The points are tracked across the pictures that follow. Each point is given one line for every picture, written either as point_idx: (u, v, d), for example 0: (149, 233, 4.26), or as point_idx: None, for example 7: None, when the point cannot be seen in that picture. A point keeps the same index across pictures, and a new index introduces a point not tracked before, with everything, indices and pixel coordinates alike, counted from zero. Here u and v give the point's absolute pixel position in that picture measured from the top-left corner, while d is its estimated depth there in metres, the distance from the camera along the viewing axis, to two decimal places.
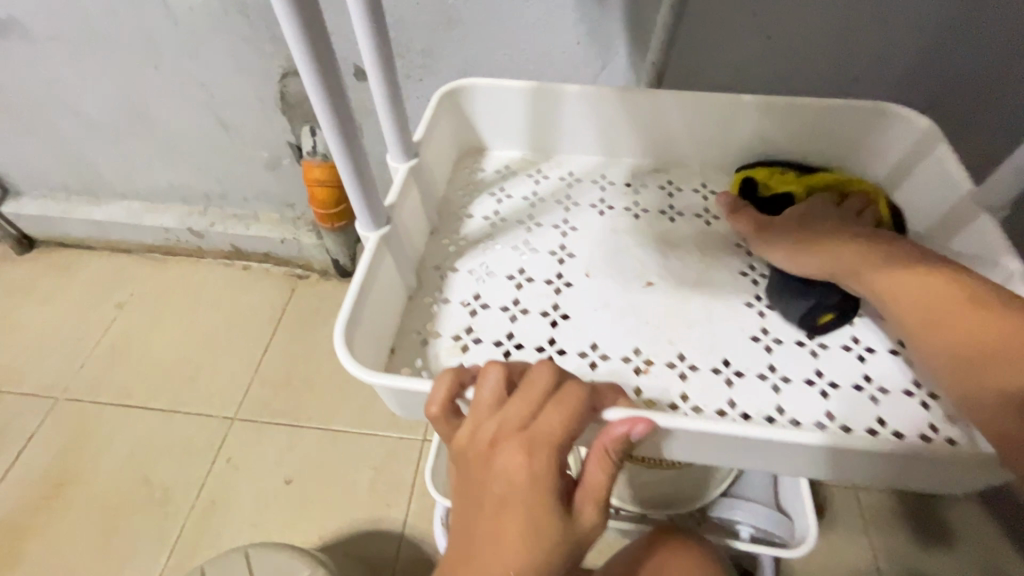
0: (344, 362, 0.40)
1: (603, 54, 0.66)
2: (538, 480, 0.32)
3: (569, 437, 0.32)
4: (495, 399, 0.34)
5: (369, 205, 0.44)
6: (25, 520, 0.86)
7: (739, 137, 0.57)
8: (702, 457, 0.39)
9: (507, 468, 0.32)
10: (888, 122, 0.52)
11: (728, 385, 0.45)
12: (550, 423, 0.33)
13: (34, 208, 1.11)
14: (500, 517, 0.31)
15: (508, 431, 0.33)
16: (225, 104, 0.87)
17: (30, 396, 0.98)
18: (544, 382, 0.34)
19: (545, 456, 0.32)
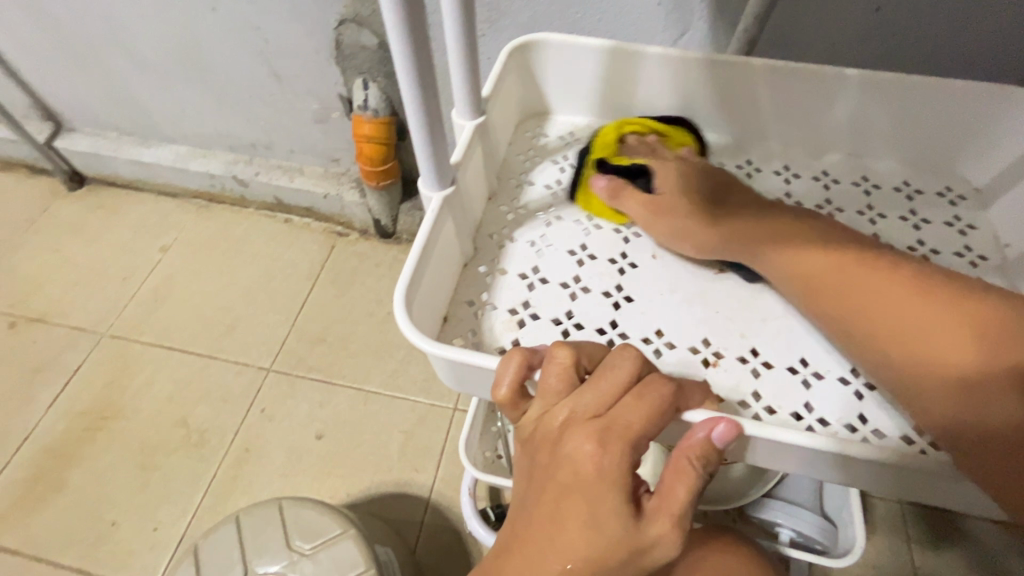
0: (403, 329, 0.38)
1: (684, 19, 0.60)
2: (610, 477, 0.27)
3: (646, 436, 0.29)
4: (565, 385, 0.31)
5: (436, 164, 0.41)
6: (69, 448, 0.89)
7: (835, 117, 0.52)
8: (778, 463, 0.36)
9: (575, 459, 0.28)
10: (1015, 111, 0.47)
11: (805, 387, 0.42)
12: (627, 414, 0.29)
13: (85, 146, 1.12)
14: (563, 512, 0.28)
15: (579, 419, 0.29)
16: (278, 51, 0.85)
17: (77, 330, 1.00)
18: (623, 372, 0.31)
19: (619, 449, 0.28)
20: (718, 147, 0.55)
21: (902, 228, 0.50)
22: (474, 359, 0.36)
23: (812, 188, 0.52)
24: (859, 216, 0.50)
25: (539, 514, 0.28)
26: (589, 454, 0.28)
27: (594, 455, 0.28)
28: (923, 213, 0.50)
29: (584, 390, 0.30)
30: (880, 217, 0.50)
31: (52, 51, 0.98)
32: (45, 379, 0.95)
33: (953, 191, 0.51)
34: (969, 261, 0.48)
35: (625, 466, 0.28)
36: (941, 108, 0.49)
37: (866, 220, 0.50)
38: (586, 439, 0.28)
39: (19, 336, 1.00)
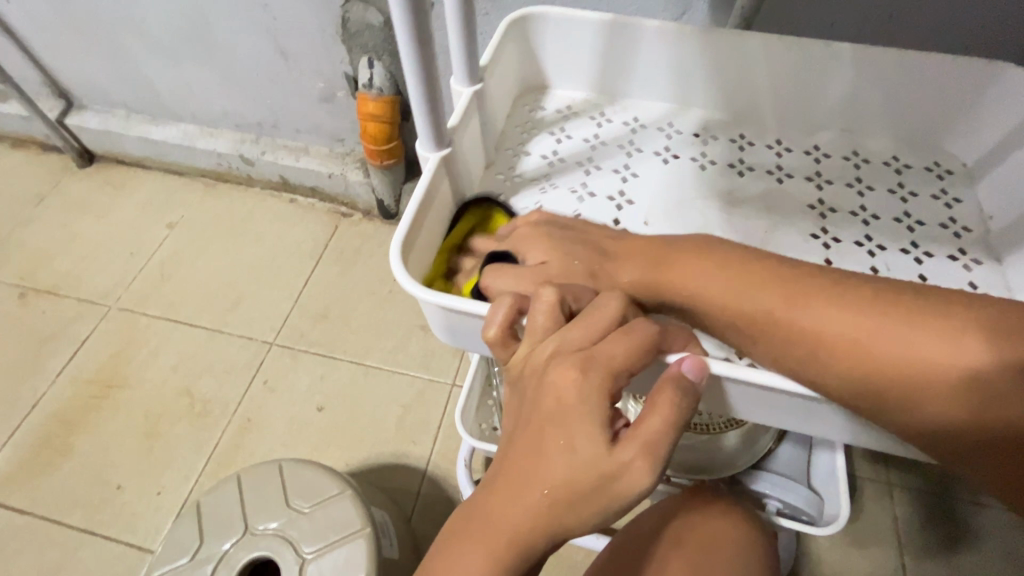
0: (398, 278, 0.39)
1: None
2: (589, 402, 0.29)
3: (628, 369, 0.31)
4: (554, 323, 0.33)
5: (433, 126, 0.42)
6: (76, 415, 0.91)
7: (828, 93, 0.53)
8: (758, 410, 0.38)
9: (558, 386, 0.30)
10: (1003, 86, 0.48)
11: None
12: (610, 348, 0.31)
13: (96, 123, 1.14)
14: (546, 435, 0.29)
15: (562, 352, 0.31)
16: (285, 29, 0.86)
17: (85, 302, 1.02)
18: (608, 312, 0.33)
19: (600, 377, 0.30)
20: (713, 122, 0.57)
21: (889, 200, 0.51)
22: (467, 306, 0.37)
23: (803, 162, 0.54)
24: (848, 188, 0.52)
25: (524, 438, 0.30)
26: (570, 382, 0.30)
27: (576, 381, 0.30)
28: (910, 186, 0.51)
29: (571, 326, 0.32)
30: (868, 190, 0.51)
31: (64, 27, 1.00)
32: (54, 348, 0.97)
33: (941, 166, 0.52)
34: (953, 232, 0.49)
35: (605, 394, 0.30)
36: (931, 83, 0.50)
37: (854, 192, 0.51)
38: (569, 367, 0.30)
39: (29, 307, 1.02)
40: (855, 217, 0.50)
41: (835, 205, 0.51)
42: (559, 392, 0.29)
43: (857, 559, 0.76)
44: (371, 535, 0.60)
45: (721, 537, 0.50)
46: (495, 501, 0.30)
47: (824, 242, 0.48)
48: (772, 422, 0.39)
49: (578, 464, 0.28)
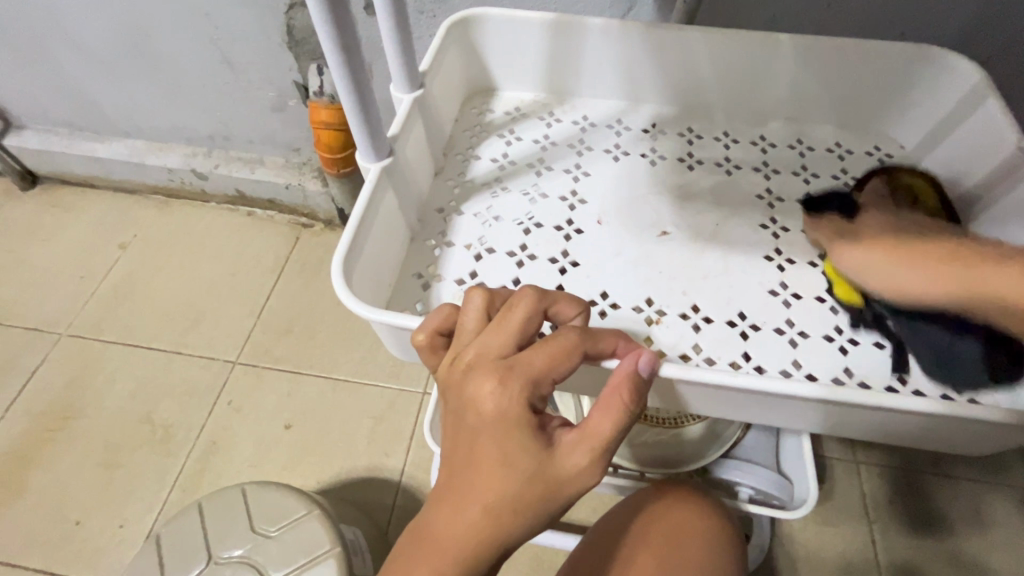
0: (343, 296, 0.38)
1: None
2: (506, 415, 0.26)
3: (551, 379, 0.27)
4: (475, 327, 0.29)
5: (371, 134, 0.41)
6: (29, 450, 0.87)
7: (771, 83, 0.53)
8: (709, 403, 0.38)
9: (475, 402, 0.26)
10: (933, 71, 0.49)
11: (743, 339, 0.44)
12: (528, 353, 0.27)
13: (37, 143, 1.09)
14: (469, 458, 0.26)
15: (481, 361, 0.27)
16: (229, 38, 0.83)
17: (34, 331, 0.98)
18: (534, 307, 0.29)
19: (520, 389, 0.26)
20: (663, 117, 0.57)
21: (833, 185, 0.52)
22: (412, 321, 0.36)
23: (750, 153, 0.54)
24: (794, 176, 0.52)
25: (451, 459, 0.26)
26: (485, 398, 0.26)
27: (493, 394, 0.26)
28: (854, 171, 0.52)
29: (489, 332, 0.28)
30: (813, 177, 0.52)
31: None
32: (3, 381, 0.93)
33: (882, 150, 0.54)
34: None
35: (525, 403, 0.26)
36: (868, 71, 0.51)
37: (801, 180, 0.52)
38: (486, 380, 0.27)
39: None
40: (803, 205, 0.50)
41: (783, 194, 0.51)
42: (475, 408, 0.26)
43: (829, 538, 0.78)
44: (341, 554, 0.58)
45: (696, 538, 0.49)
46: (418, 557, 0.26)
47: (773, 231, 0.48)
48: (724, 413, 0.40)
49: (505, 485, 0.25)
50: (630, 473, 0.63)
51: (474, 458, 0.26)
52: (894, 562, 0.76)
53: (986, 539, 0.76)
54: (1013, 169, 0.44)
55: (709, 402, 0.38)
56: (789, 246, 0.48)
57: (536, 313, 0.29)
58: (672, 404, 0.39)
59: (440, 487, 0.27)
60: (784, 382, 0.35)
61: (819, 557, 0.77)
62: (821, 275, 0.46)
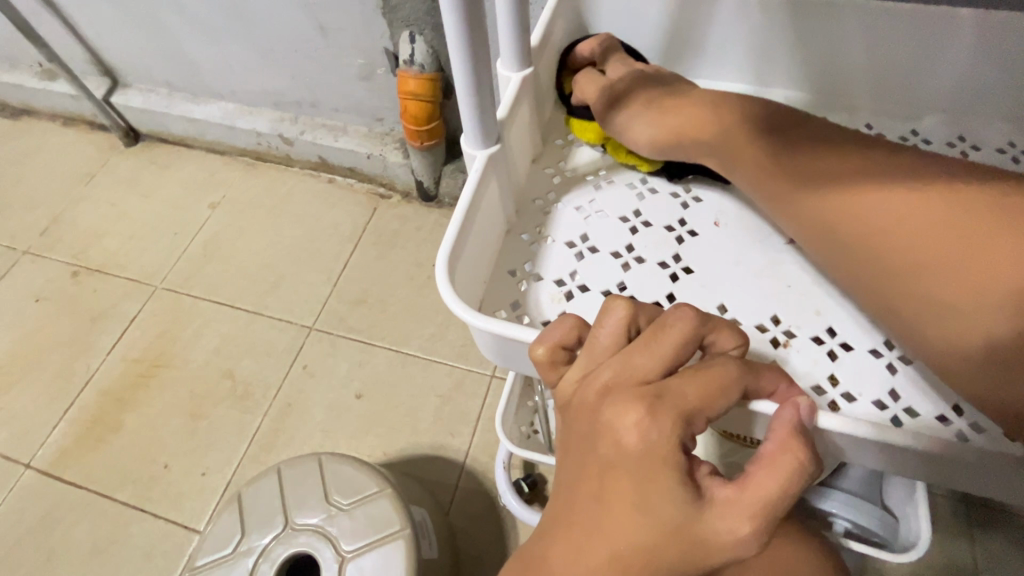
0: (445, 297, 0.35)
1: None
2: (651, 452, 0.22)
3: (704, 416, 0.24)
4: (613, 346, 0.26)
5: (480, 118, 0.37)
6: (126, 392, 0.93)
7: (936, 70, 0.44)
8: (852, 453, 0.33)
9: (615, 432, 0.23)
10: None
11: (890, 373, 0.38)
12: (680, 382, 0.24)
13: (140, 101, 1.14)
14: (601, 494, 0.23)
15: (625, 384, 0.24)
16: (325, 3, 0.82)
17: (132, 281, 1.04)
18: (690, 331, 0.25)
19: (670, 424, 0.23)
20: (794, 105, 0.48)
21: None
22: (519, 333, 0.33)
23: None
24: None
25: (578, 491, 0.23)
26: (626, 427, 0.23)
27: (638, 426, 0.23)
28: None
29: (635, 352, 0.25)
30: None
31: (108, 5, 0.98)
32: (104, 326, 1.00)
33: None
34: None
35: (673, 438, 0.23)
36: None
37: None
38: (628, 408, 0.23)
39: (81, 285, 1.05)
40: None
41: None
42: (617, 439, 0.22)
43: None
44: (410, 536, 0.58)
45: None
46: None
47: None
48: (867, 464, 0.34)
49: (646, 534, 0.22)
50: None
51: (606, 495, 0.22)
52: None
53: None
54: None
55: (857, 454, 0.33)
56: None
57: (692, 339, 0.25)
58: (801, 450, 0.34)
59: (561, 519, 0.24)
60: (959, 444, 0.30)
61: None
62: None
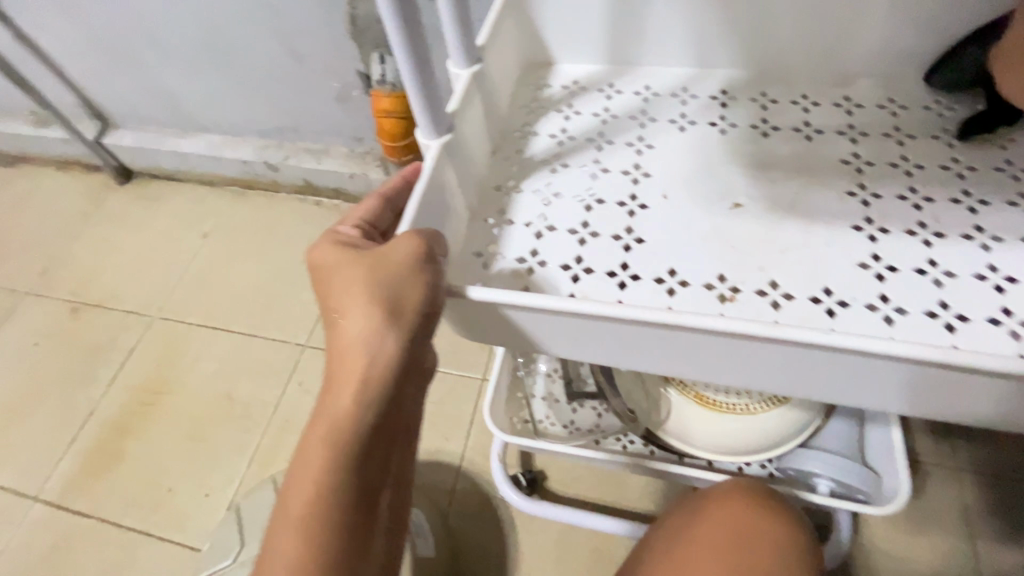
0: None
1: None
2: (357, 341, 0.31)
3: (374, 290, 0.32)
4: (364, 260, 0.33)
5: (429, 110, 0.38)
6: (128, 420, 0.95)
7: (861, 38, 0.45)
8: (751, 362, 0.35)
9: (338, 305, 0.32)
10: None
11: (830, 317, 0.37)
12: (351, 272, 0.33)
13: (130, 140, 1.18)
14: (331, 371, 0.33)
15: (320, 284, 0.34)
16: (298, 32, 0.86)
17: (130, 313, 1.07)
18: (360, 216, 0.38)
19: (359, 304, 0.31)
20: (735, 83, 0.49)
21: (934, 146, 0.43)
22: (488, 295, 0.34)
23: (833, 116, 0.46)
24: (886, 139, 0.44)
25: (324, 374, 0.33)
26: (346, 314, 0.32)
27: (355, 311, 0.32)
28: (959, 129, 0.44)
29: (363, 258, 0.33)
30: (910, 139, 0.44)
31: (95, 50, 1.03)
32: (105, 359, 1.02)
33: None
34: (1011, 175, 0.41)
35: (382, 311, 0.31)
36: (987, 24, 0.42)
37: (893, 142, 0.44)
38: (346, 283, 0.32)
39: (80, 320, 1.08)
40: (897, 168, 0.43)
41: (873, 158, 0.43)
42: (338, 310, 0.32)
43: (918, 547, 0.71)
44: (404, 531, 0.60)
45: (778, 553, 0.47)
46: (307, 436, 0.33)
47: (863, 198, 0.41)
48: (788, 384, 0.36)
49: (361, 394, 0.31)
50: (699, 462, 0.61)
51: (331, 368, 0.33)
52: None
53: None
54: None
55: (788, 378, 0.36)
56: (881, 215, 0.41)
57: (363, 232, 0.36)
58: (724, 376, 0.37)
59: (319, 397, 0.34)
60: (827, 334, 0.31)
61: (907, 566, 0.70)
62: (922, 246, 0.39)
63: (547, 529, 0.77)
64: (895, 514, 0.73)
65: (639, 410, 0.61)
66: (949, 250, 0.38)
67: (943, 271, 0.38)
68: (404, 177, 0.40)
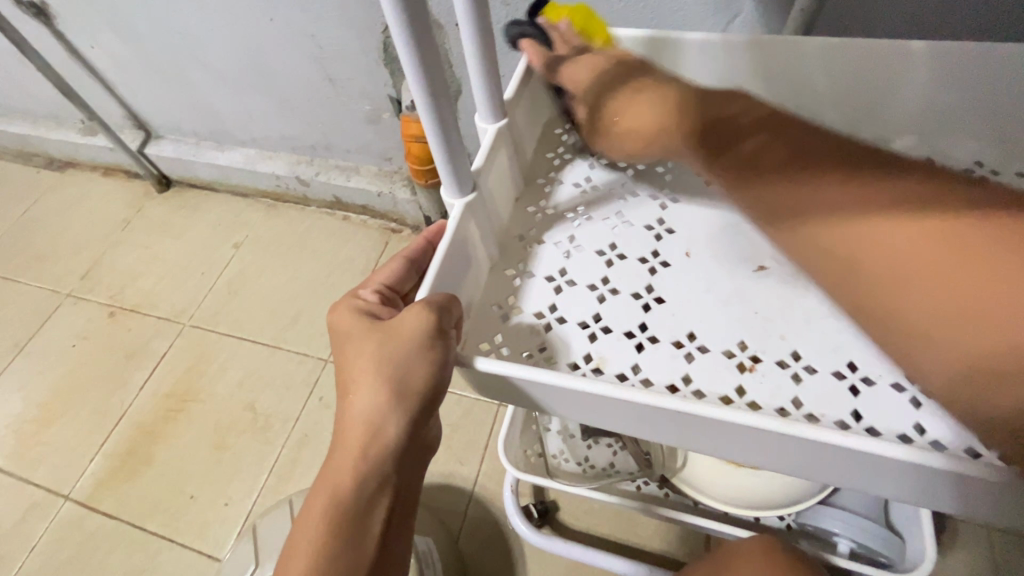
0: None
1: (725, 11, 0.55)
2: (364, 418, 0.32)
3: (381, 368, 0.32)
4: (376, 335, 0.33)
5: (455, 170, 0.38)
6: (156, 426, 0.98)
7: (898, 98, 0.44)
8: (772, 457, 0.33)
9: (351, 378, 0.33)
10: None
11: (853, 395, 0.36)
12: (365, 345, 0.33)
13: (171, 151, 1.23)
14: (340, 439, 0.34)
15: (337, 348, 0.36)
16: (333, 58, 0.88)
17: (163, 319, 1.11)
18: (382, 279, 0.40)
19: (367, 383, 0.32)
20: None
21: None
22: (518, 371, 0.34)
23: None
24: None
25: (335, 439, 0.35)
26: (356, 390, 0.33)
27: (364, 388, 0.32)
28: None
29: (376, 334, 0.33)
30: None
31: (141, 67, 1.07)
32: (138, 363, 1.06)
33: None
34: None
35: (388, 394, 0.32)
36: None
37: None
38: (360, 357, 0.33)
39: (116, 324, 1.12)
40: None
41: None
42: (347, 382, 0.33)
43: None
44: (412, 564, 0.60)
45: None
46: (316, 498, 0.35)
47: None
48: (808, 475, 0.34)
49: (361, 468, 0.33)
50: (713, 511, 0.60)
51: (340, 437, 0.34)
52: None
53: None
54: None
55: (807, 469, 0.33)
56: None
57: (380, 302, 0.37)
58: (739, 460, 0.35)
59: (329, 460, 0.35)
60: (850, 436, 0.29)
61: None
62: None
63: (557, 562, 0.77)
64: None
65: (655, 456, 0.60)
66: None
67: None
68: (426, 237, 0.41)
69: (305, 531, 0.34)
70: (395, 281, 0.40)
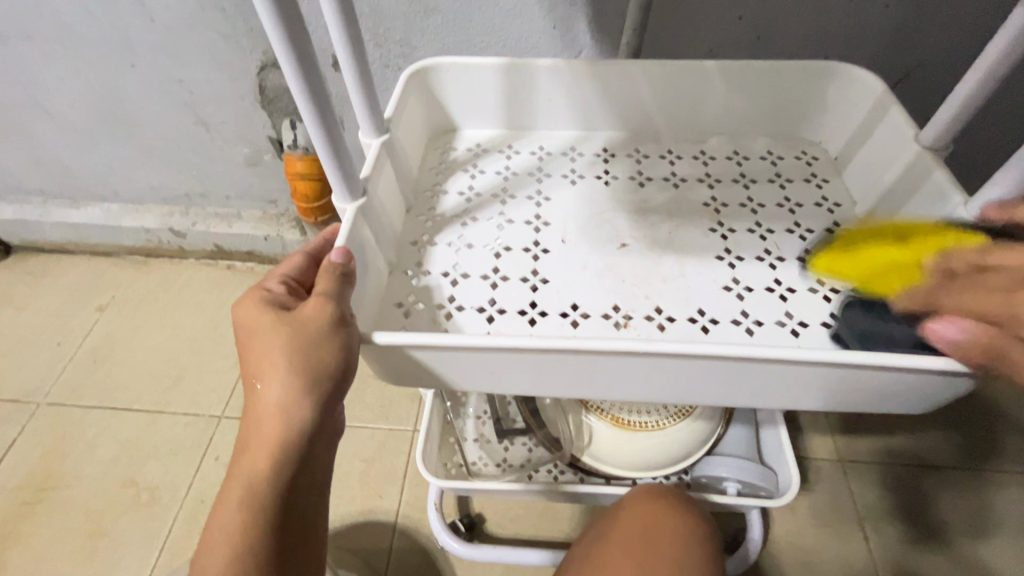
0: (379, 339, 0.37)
1: (570, 46, 0.66)
2: (275, 405, 0.34)
3: (289, 355, 0.34)
4: (281, 325, 0.35)
5: (344, 175, 0.41)
6: (7, 527, 0.83)
7: (707, 107, 0.56)
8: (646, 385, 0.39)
9: (259, 370, 0.35)
10: (833, 83, 0.53)
11: (703, 332, 0.44)
12: (269, 337, 0.35)
13: (10, 213, 1.09)
14: (252, 431, 0.35)
15: (240, 338, 0.37)
16: (205, 102, 0.87)
17: (10, 403, 0.95)
18: (286, 272, 0.40)
19: (277, 370, 0.34)
20: (614, 142, 0.58)
21: (770, 188, 0.54)
22: (425, 339, 0.37)
23: (693, 167, 0.56)
24: (734, 183, 0.54)
25: (245, 434, 0.35)
26: (266, 379, 0.34)
27: (274, 377, 0.34)
28: (786, 174, 0.55)
29: (279, 325, 0.35)
30: (752, 183, 0.54)
31: None
32: None
33: (809, 154, 0.56)
34: (827, 209, 0.52)
35: (298, 378, 0.34)
36: (791, 92, 0.54)
37: (741, 186, 0.54)
38: (265, 349, 0.35)
39: None
40: (745, 208, 0.52)
41: (727, 201, 0.53)
42: (256, 373, 0.35)
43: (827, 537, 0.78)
44: None
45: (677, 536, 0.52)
46: (225, 496, 0.35)
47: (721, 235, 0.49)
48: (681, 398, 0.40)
49: (277, 454, 0.34)
50: (624, 481, 0.66)
51: (253, 428, 0.35)
52: (887, 557, 0.76)
53: (968, 528, 0.78)
54: (916, 166, 0.47)
55: (676, 391, 0.40)
56: (737, 246, 0.49)
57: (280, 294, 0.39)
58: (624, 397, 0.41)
59: (236, 456, 0.35)
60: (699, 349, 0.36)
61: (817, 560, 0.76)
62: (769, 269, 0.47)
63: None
64: (800, 511, 0.80)
65: (563, 438, 0.66)
66: (789, 270, 0.47)
67: (787, 288, 0.46)
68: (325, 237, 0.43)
69: (217, 516, 0.34)
70: (300, 274, 0.41)
